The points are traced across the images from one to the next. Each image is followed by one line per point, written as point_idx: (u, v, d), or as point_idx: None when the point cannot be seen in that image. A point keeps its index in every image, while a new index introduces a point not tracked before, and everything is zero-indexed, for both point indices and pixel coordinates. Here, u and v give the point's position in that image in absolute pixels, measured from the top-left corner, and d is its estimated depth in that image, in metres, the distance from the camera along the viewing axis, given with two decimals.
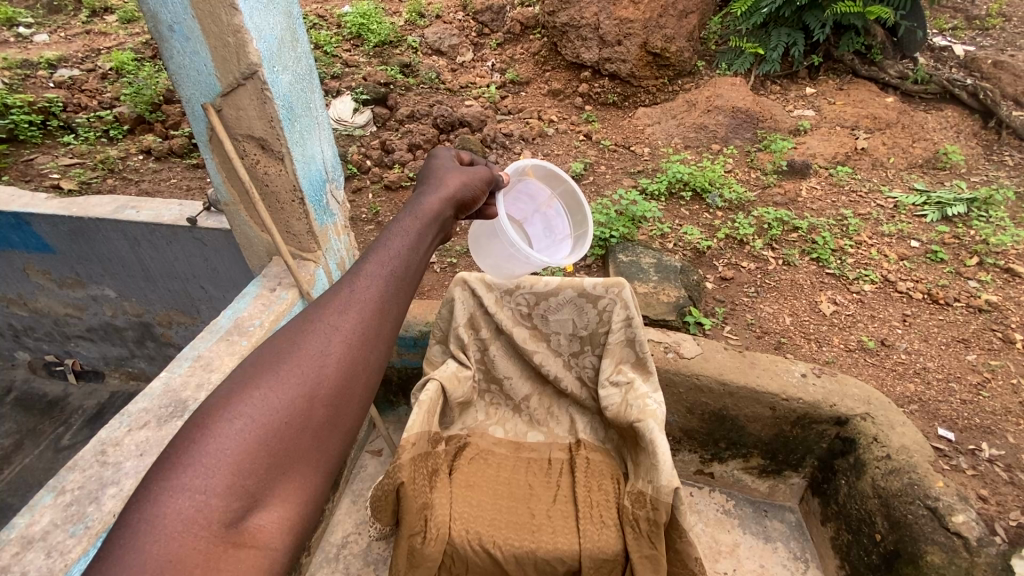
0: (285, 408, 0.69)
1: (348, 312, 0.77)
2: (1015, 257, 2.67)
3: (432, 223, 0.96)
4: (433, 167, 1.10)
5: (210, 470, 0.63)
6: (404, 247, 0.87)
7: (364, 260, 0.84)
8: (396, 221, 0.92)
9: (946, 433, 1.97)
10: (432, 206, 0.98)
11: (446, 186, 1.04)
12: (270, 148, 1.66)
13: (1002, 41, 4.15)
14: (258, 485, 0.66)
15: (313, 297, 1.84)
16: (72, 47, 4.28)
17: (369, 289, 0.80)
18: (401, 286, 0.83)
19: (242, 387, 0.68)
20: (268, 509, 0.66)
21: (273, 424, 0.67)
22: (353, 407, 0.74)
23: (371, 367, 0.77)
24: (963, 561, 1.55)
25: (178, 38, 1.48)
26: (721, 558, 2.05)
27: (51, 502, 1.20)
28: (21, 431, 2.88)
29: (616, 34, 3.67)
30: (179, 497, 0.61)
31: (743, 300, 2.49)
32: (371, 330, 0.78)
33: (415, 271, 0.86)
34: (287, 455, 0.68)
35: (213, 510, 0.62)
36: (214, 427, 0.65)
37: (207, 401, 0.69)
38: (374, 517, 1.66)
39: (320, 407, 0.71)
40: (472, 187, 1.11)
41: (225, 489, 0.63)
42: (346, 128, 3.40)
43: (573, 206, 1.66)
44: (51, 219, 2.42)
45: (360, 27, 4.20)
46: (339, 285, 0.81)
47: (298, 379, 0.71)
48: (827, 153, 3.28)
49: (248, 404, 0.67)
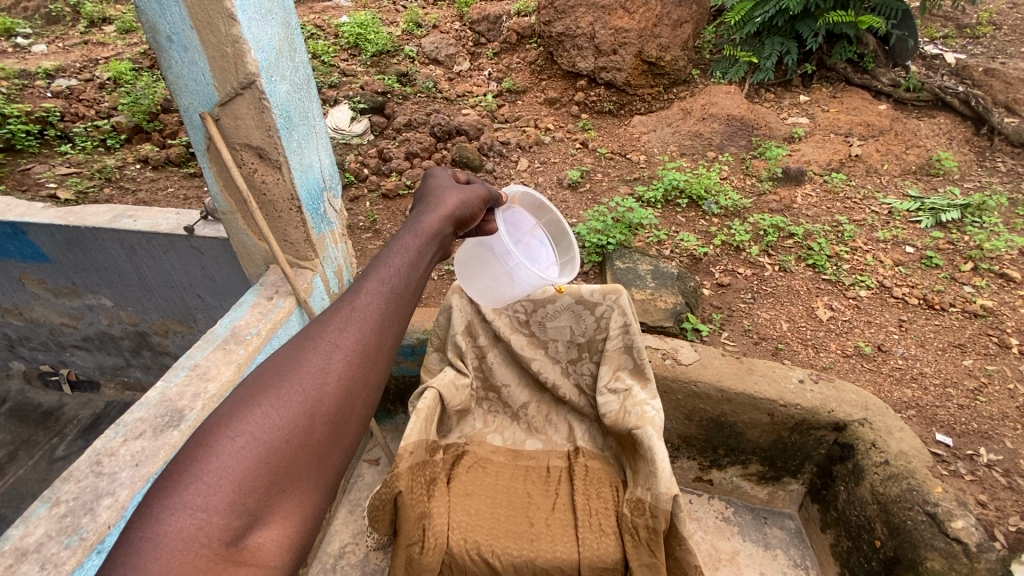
0: (287, 425, 0.69)
1: (349, 330, 0.77)
2: (1009, 262, 2.68)
3: (431, 241, 0.96)
4: (430, 186, 1.11)
5: (211, 487, 0.63)
6: (404, 264, 0.87)
7: (364, 277, 0.84)
8: (396, 238, 0.92)
9: (944, 438, 1.98)
10: (433, 223, 0.98)
11: (445, 204, 1.05)
12: (267, 157, 1.66)
13: (993, 49, 4.20)
14: (259, 503, 0.66)
15: (310, 305, 1.84)
16: (70, 57, 4.29)
17: (370, 307, 0.80)
18: (401, 303, 0.83)
19: (244, 405, 0.68)
20: (268, 526, 0.66)
21: (275, 443, 0.67)
22: (353, 424, 0.74)
23: (372, 385, 0.76)
24: (963, 566, 1.55)
25: (176, 48, 1.49)
26: (721, 566, 2.04)
27: (45, 513, 1.18)
28: (15, 441, 2.86)
29: (611, 43, 3.70)
30: (181, 515, 0.60)
31: (740, 306, 2.49)
32: (371, 348, 0.78)
33: (415, 288, 0.86)
34: (288, 472, 0.68)
35: (214, 527, 0.62)
36: (217, 444, 0.65)
37: (208, 419, 0.69)
38: (372, 527, 1.64)
39: (321, 425, 0.71)
40: (471, 204, 1.11)
41: (227, 507, 0.63)
42: (343, 137, 3.41)
43: (561, 234, 1.65)
44: (47, 228, 2.41)
45: (357, 37, 4.22)
46: (340, 301, 0.81)
47: (299, 397, 0.71)
48: (821, 160, 3.29)
49: (249, 422, 0.67)
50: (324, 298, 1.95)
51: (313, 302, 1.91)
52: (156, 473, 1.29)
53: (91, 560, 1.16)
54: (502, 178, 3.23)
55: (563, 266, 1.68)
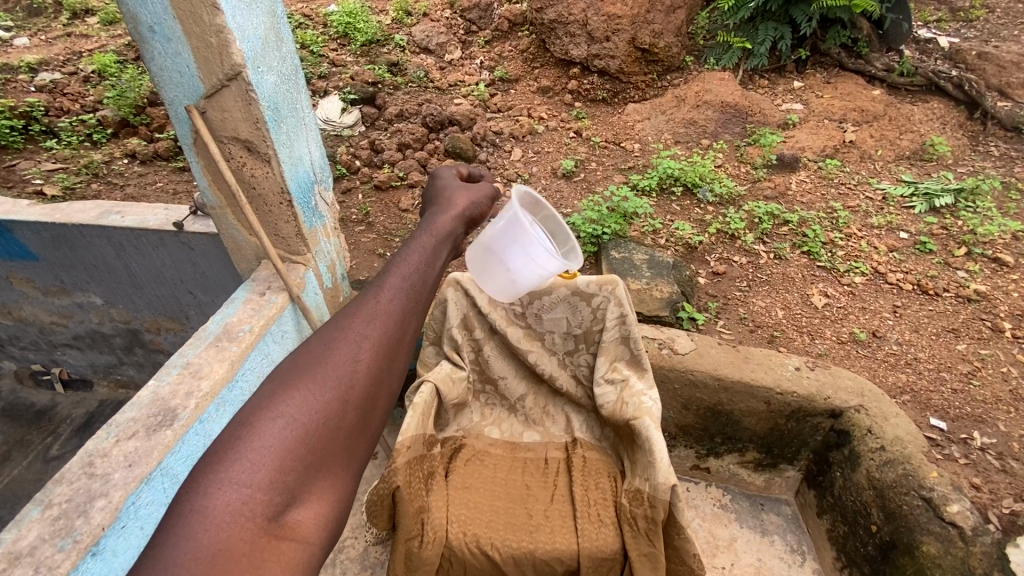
0: (322, 409, 0.71)
1: (377, 319, 0.79)
2: (1003, 246, 2.69)
3: (447, 239, 0.96)
4: (439, 188, 1.10)
5: (254, 465, 0.65)
6: (425, 259, 0.88)
7: (389, 268, 0.86)
8: (417, 233, 0.95)
9: (938, 423, 1.99)
10: (446, 223, 0.98)
11: (456, 206, 1.03)
12: (256, 150, 1.64)
13: (986, 32, 4.19)
14: (297, 481, 0.68)
15: (303, 300, 1.82)
16: (53, 50, 4.20)
17: (396, 297, 0.82)
18: (424, 293, 0.85)
19: (281, 389, 0.71)
20: (305, 505, 0.68)
21: (312, 426, 0.69)
22: (383, 410, 0.76)
23: (400, 373, 0.78)
24: (959, 550, 1.56)
25: (158, 39, 1.45)
26: (719, 553, 2.04)
27: (38, 516, 1.16)
28: (8, 442, 2.83)
29: (604, 30, 3.66)
30: (227, 490, 0.63)
31: (735, 295, 2.48)
32: (399, 338, 0.79)
33: (436, 281, 0.88)
34: (323, 454, 0.70)
35: (258, 502, 0.64)
36: (257, 425, 0.68)
37: (246, 404, 0.71)
38: (370, 522, 1.63)
39: (353, 409, 0.73)
40: (482, 204, 1.10)
41: (268, 484, 0.65)
42: (334, 128, 3.36)
43: (558, 228, 1.62)
44: (33, 226, 2.37)
45: (347, 26, 4.15)
46: (366, 292, 0.82)
47: (333, 382, 0.73)
48: (815, 146, 3.28)
49: (286, 405, 0.69)
50: (316, 294, 1.92)
51: (306, 298, 1.88)
52: (150, 473, 1.28)
53: (86, 563, 1.15)
54: (496, 168, 3.21)
55: (566, 258, 1.62)
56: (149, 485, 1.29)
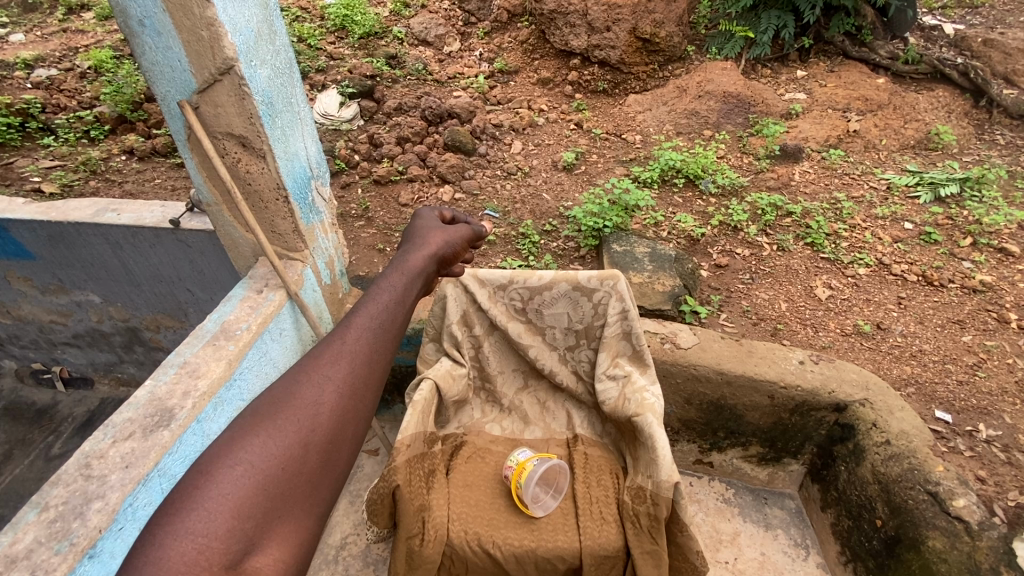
0: (283, 454, 0.74)
1: (339, 364, 0.85)
2: (1008, 236, 2.66)
3: (417, 276, 1.09)
4: (419, 226, 1.25)
5: (212, 514, 0.66)
6: (388, 304, 0.97)
7: (353, 314, 0.93)
8: (383, 277, 1.04)
9: (943, 415, 1.97)
10: (418, 261, 1.12)
11: (429, 244, 1.18)
12: (250, 146, 1.61)
13: (991, 19, 4.13)
14: (256, 528, 0.69)
15: (300, 297, 1.80)
16: (49, 46, 4.17)
17: (359, 340, 0.89)
18: (386, 337, 0.92)
19: (243, 435, 0.74)
20: (264, 552, 0.69)
21: (271, 472, 0.72)
22: (344, 452, 0.80)
23: (361, 416, 0.83)
24: (965, 545, 1.53)
25: (149, 33, 1.43)
26: (722, 547, 2.03)
27: (34, 519, 1.15)
28: (9, 441, 2.83)
29: (605, 20, 3.60)
30: (183, 540, 0.63)
31: (738, 287, 2.46)
32: (360, 378, 0.85)
33: (399, 323, 0.96)
34: (283, 499, 0.72)
35: (214, 551, 0.64)
36: (217, 472, 0.69)
37: (205, 452, 0.73)
38: (371, 521, 1.61)
39: (314, 453, 0.77)
40: (454, 243, 1.25)
41: (226, 532, 0.66)
42: (333, 123, 3.32)
43: None
44: (28, 225, 2.35)
45: (345, 18, 4.10)
46: (330, 337, 0.89)
47: (294, 427, 0.77)
48: (819, 136, 3.24)
49: (247, 451, 0.72)
50: (315, 290, 1.91)
51: (305, 295, 1.87)
52: (146, 474, 1.26)
53: (83, 566, 1.14)
54: (495, 160, 3.18)
55: None
56: (146, 486, 1.28)
